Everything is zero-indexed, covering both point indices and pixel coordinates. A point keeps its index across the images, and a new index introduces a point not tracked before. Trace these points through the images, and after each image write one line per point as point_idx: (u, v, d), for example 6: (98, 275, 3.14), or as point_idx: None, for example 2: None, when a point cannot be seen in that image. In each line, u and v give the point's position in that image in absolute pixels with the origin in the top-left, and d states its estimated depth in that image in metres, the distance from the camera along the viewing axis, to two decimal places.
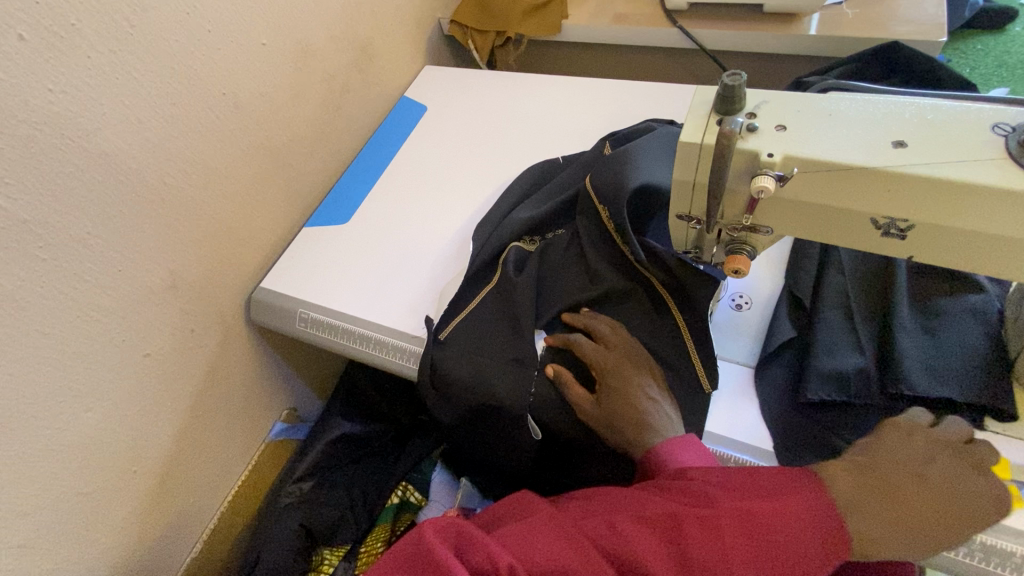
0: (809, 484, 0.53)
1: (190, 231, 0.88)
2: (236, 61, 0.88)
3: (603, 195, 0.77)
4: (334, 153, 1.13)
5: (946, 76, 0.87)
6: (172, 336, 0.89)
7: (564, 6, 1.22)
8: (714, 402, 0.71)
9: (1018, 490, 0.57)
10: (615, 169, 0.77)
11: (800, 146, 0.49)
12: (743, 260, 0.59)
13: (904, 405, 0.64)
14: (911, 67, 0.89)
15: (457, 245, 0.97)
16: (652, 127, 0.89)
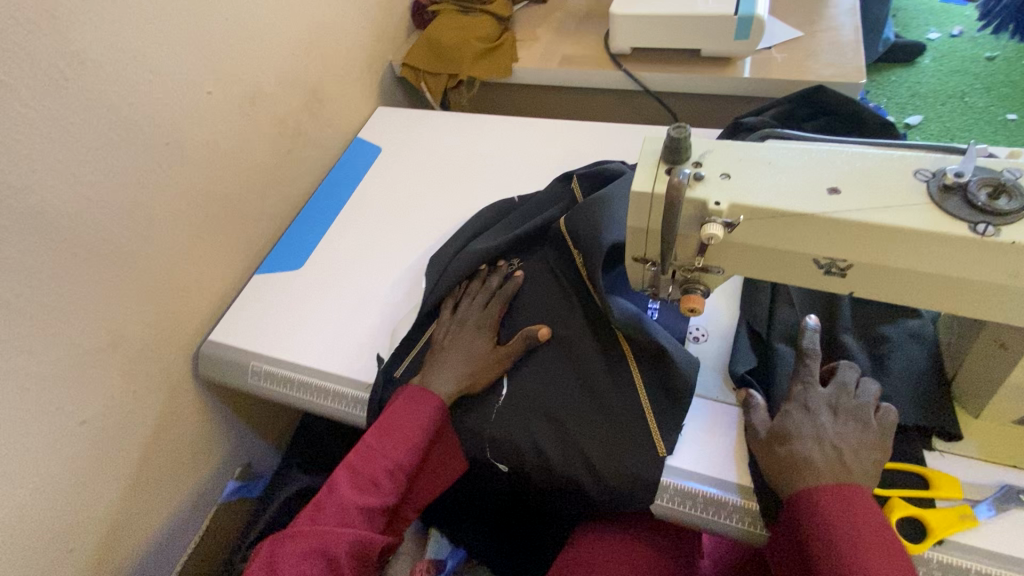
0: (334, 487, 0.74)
1: (131, 286, 0.83)
2: (182, 110, 0.86)
3: (578, 238, 0.79)
4: (286, 197, 1.10)
5: (868, 116, 0.94)
6: (112, 399, 0.83)
7: (514, 50, 1.25)
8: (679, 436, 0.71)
9: (967, 509, 0.60)
10: (586, 216, 0.78)
11: (744, 195, 0.52)
12: (698, 299, 0.61)
13: None
14: (835, 108, 0.96)
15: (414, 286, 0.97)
16: (624, 169, 0.91)
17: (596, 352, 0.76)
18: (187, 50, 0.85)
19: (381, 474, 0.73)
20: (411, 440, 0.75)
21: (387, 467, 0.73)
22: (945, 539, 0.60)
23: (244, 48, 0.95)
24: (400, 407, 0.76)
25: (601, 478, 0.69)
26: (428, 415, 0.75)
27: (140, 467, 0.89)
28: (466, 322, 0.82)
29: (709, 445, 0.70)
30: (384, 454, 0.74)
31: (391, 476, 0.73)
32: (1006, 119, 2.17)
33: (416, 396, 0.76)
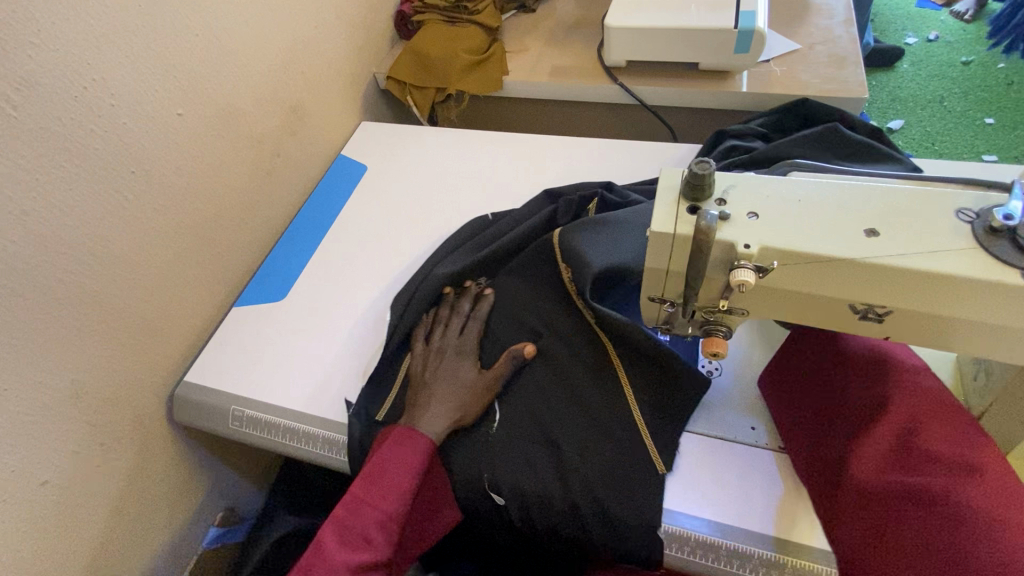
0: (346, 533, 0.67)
1: (95, 330, 0.76)
2: (149, 135, 0.79)
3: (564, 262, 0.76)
4: (266, 222, 1.03)
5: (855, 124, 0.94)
6: (77, 455, 0.76)
7: (504, 62, 1.20)
8: (683, 479, 0.67)
9: None
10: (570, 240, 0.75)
11: (774, 236, 0.48)
12: (720, 342, 0.57)
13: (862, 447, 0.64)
14: (820, 117, 0.96)
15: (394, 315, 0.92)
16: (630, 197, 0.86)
17: (588, 377, 0.72)
18: (153, 71, 0.78)
19: (371, 525, 0.67)
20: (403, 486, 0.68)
21: (378, 516, 0.67)
22: None
23: (216, 65, 0.88)
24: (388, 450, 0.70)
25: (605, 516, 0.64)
26: (417, 457, 0.69)
27: (110, 524, 0.82)
28: (441, 351, 0.77)
29: (730, 491, 0.66)
30: (374, 501, 0.67)
31: (382, 528, 0.67)
32: (985, 123, 2.20)
33: (407, 435, 0.70)
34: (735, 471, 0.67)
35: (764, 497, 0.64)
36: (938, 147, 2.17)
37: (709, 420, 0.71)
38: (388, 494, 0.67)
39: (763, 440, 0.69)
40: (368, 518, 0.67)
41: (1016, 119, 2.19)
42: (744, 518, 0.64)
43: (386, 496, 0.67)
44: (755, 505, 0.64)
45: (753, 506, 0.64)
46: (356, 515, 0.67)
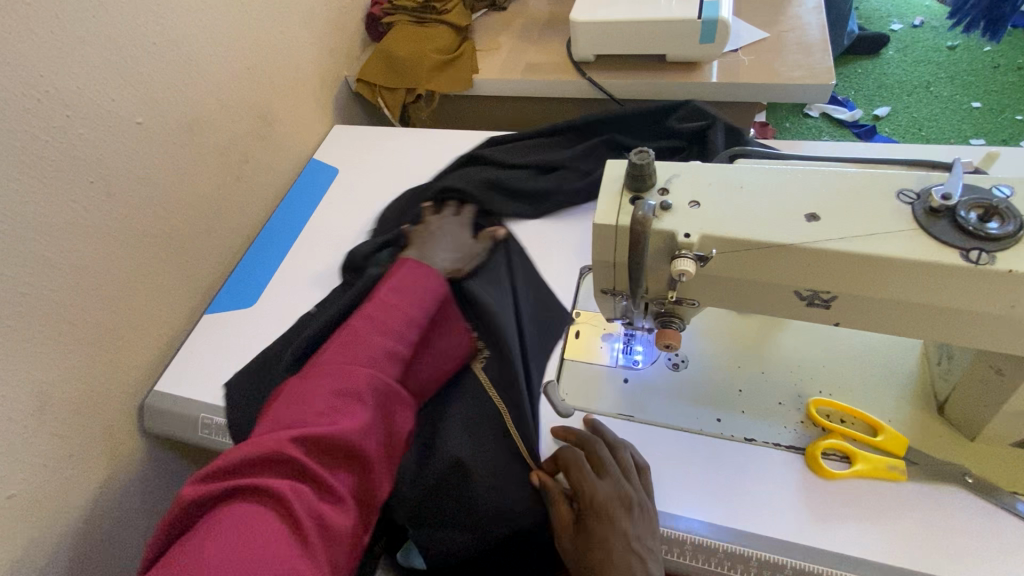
0: (336, 397, 0.54)
1: (59, 342, 0.75)
2: (109, 145, 0.79)
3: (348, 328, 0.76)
4: (235, 229, 1.03)
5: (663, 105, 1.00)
6: (44, 468, 0.75)
7: (474, 61, 1.20)
8: None
9: (893, 460, 0.62)
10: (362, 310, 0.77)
11: (715, 224, 0.47)
12: (674, 334, 0.56)
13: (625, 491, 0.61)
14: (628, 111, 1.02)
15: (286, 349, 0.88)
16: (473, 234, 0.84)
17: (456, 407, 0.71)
18: (110, 80, 0.78)
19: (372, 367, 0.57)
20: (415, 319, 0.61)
21: (371, 372, 0.57)
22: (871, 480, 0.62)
23: (179, 72, 0.88)
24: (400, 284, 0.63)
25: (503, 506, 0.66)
26: (427, 296, 0.63)
27: (81, 538, 0.81)
28: None
29: (692, 484, 0.65)
30: (355, 369, 0.56)
31: (344, 403, 0.54)
32: (972, 107, 2.19)
33: (419, 277, 0.63)
34: (683, 460, 0.67)
35: (711, 486, 0.64)
36: (925, 133, 2.15)
37: (603, 402, 0.73)
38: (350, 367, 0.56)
39: (730, 432, 0.68)
40: (325, 388, 0.54)
41: (1002, 103, 2.17)
42: (700, 507, 0.63)
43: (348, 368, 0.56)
44: (697, 493, 0.64)
45: (700, 495, 0.64)
46: (316, 378, 0.55)
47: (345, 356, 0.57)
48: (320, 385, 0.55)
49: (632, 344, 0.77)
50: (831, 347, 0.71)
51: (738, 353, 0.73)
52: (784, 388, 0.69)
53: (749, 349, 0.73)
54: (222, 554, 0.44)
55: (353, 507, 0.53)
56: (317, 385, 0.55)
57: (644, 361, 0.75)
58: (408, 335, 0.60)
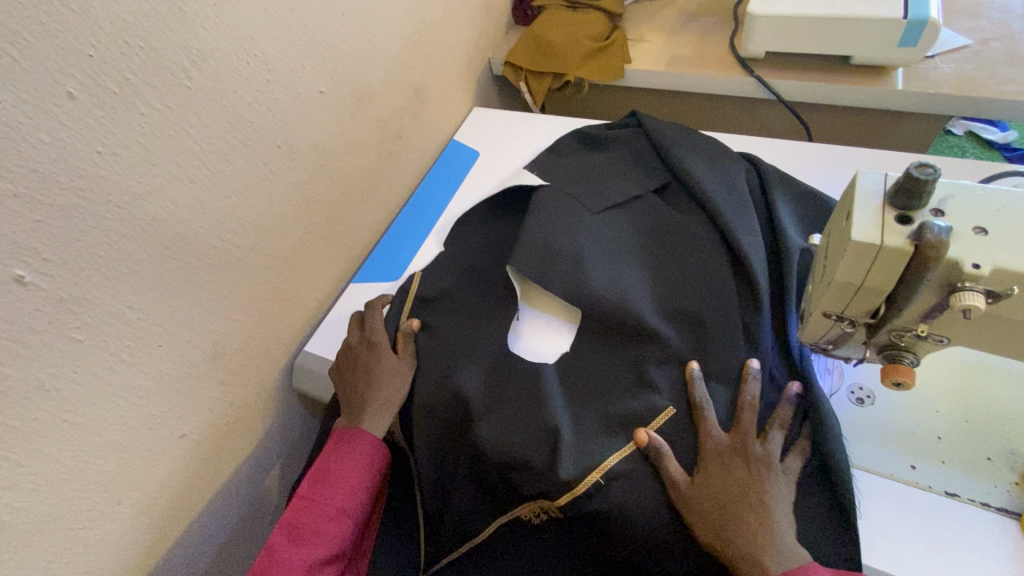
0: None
1: (239, 294, 0.79)
2: (295, 110, 0.80)
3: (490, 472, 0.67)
4: (382, 204, 1.05)
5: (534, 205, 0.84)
6: (209, 413, 0.80)
7: (627, 50, 1.15)
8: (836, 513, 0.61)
9: None
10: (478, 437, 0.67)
11: (1012, 256, 0.42)
12: (906, 371, 0.51)
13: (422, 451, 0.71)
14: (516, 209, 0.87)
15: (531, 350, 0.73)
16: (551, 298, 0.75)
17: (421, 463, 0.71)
18: (304, 47, 0.79)
19: (323, 523, 0.70)
20: (360, 484, 0.73)
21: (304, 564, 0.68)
22: None
23: (357, 42, 0.88)
24: (340, 454, 0.73)
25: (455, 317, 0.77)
26: (361, 460, 0.73)
27: (240, 468, 0.89)
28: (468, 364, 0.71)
29: (903, 534, 0.59)
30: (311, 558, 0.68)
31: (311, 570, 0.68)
32: None
33: (366, 461, 0.73)
34: (887, 509, 0.60)
35: (924, 546, 0.58)
36: None
37: None
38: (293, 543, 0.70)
39: (927, 482, 0.61)
40: (312, 548, 0.69)
41: None
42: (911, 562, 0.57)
43: (293, 544, 0.69)
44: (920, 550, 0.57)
45: (911, 548, 0.58)
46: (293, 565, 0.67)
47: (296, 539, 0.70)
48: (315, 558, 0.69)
49: None
50: None
51: (933, 397, 0.66)
52: (993, 441, 0.62)
53: (944, 391, 0.66)
54: (345, 471, 0.72)
55: (345, 522, 0.71)
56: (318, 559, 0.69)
57: (820, 390, 0.69)
58: (352, 509, 0.72)
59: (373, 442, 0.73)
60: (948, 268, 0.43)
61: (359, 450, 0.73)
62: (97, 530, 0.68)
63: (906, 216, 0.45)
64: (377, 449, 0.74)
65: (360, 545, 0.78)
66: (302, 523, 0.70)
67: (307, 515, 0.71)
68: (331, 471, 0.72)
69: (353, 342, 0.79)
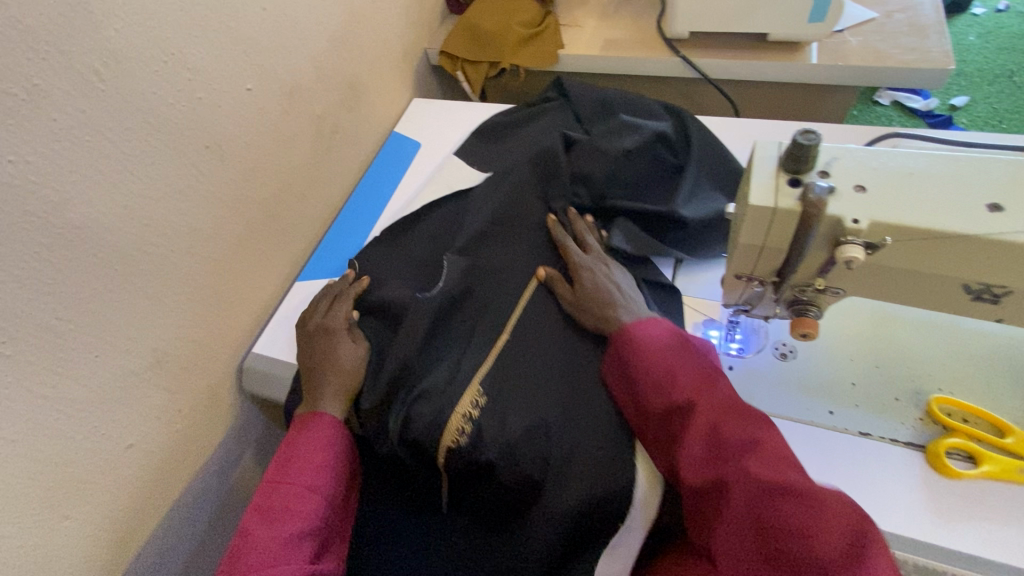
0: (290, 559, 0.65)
1: (177, 299, 0.78)
2: (223, 109, 0.79)
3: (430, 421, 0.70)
4: (324, 200, 1.04)
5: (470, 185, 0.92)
6: (157, 422, 0.79)
7: (559, 36, 1.17)
8: None
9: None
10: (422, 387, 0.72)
11: (887, 209, 0.46)
12: (811, 323, 0.55)
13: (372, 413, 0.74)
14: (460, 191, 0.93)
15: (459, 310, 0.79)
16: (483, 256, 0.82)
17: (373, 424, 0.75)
18: (226, 45, 0.78)
19: (291, 503, 0.69)
20: (326, 462, 0.73)
21: (277, 541, 0.66)
22: (997, 484, 0.61)
23: (283, 37, 0.87)
24: (303, 433, 0.75)
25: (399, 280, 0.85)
26: (325, 434, 0.74)
27: (199, 475, 0.87)
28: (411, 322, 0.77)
29: (823, 477, 0.64)
30: (283, 534, 0.67)
31: (286, 547, 0.66)
32: None
33: (329, 435, 0.74)
34: (808, 454, 0.65)
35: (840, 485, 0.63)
36: None
37: None
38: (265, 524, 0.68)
39: (844, 425, 0.67)
40: (283, 527, 0.68)
41: None
42: None
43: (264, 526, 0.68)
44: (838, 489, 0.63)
45: (829, 488, 0.63)
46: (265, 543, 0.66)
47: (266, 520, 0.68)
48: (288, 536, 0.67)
49: (734, 330, 0.75)
50: (950, 345, 0.69)
51: (847, 347, 0.71)
52: (899, 383, 0.68)
53: (858, 342, 0.71)
54: (310, 448, 0.73)
55: (316, 499, 0.71)
56: (292, 536, 0.67)
57: (748, 349, 0.74)
58: (322, 486, 0.72)
59: (331, 420, 0.75)
60: (832, 222, 0.47)
61: (321, 430, 0.74)
62: (45, 549, 0.66)
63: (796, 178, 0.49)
64: (339, 425, 0.76)
65: (338, 540, 0.75)
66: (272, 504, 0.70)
67: (273, 497, 0.70)
68: (297, 449, 0.73)
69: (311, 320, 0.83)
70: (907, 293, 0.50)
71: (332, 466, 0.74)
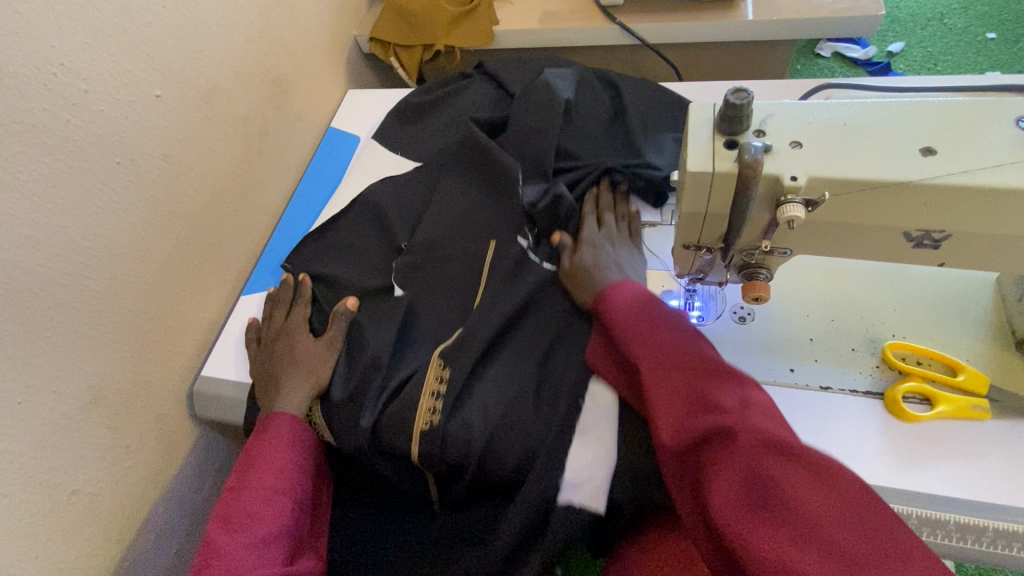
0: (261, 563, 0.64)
1: (107, 330, 0.73)
2: (132, 120, 0.73)
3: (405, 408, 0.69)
4: (261, 207, 0.99)
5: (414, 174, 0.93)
6: (103, 462, 0.74)
7: (493, 11, 1.13)
8: None
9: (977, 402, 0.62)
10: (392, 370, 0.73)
11: (822, 163, 0.44)
12: (762, 285, 0.54)
13: (343, 404, 0.73)
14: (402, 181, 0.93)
15: (427, 289, 0.78)
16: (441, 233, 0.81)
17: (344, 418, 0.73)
18: (125, 51, 0.71)
19: (256, 507, 0.68)
20: (288, 462, 0.71)
21: (245, 548, 0.65)
22: (952, 423, 0.62)
23: (192, 37, 0.81)
24: (261, 435, 0.72)
25: (355, 270, 0.85)
26: (284, 433, 0.72)
27: (159, 510, 0.83)
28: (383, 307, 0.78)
29: None
30: (250, 540, 0.65)
31: (256, 551, 0.65)
32: (987, 38, 1.89)
33: (290, 434, 0.73)
34: None
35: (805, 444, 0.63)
36: None
37: None
38: (230, 531, 0.66)
39: (805, 381, 0.67)
40: (251, 532, 0.66)
41: None
42: None
43: (230, 532, 0.66)
44: None
45: None
46: (232, 551, 0.64)
47: (232, 528, 0.67)
48: (257, 540, 0.66)
49: (691, 298, 0.75)
50: (900, 292, 0.70)
51: (803, 303, 0.72)
52: (855, 334, 0.68)
53: (814, 297, 0.72)
54: (269, 450, 0.71)
55: (283, 500, 0.69)
56: (261, 539, 0.66)
57: (708, 316, 0.73)
58: (288, 487, 0.70)
59: (289, 418, 0.73)
60: (771, 182, 0.45)
61: (280, 429, 0.73)
62: None
63: (732, 141, 0.47)
64: (298, 423, 0.74)
65: (312, 537, 0.75)
66: (236, 510, 0.68)
67: (236, 505, 0.68)
68: (255, 453, 0.71)
69: (271, 324, 0.82)
70: (850, 246, 0.49)
71: (296, 465, 0.72)
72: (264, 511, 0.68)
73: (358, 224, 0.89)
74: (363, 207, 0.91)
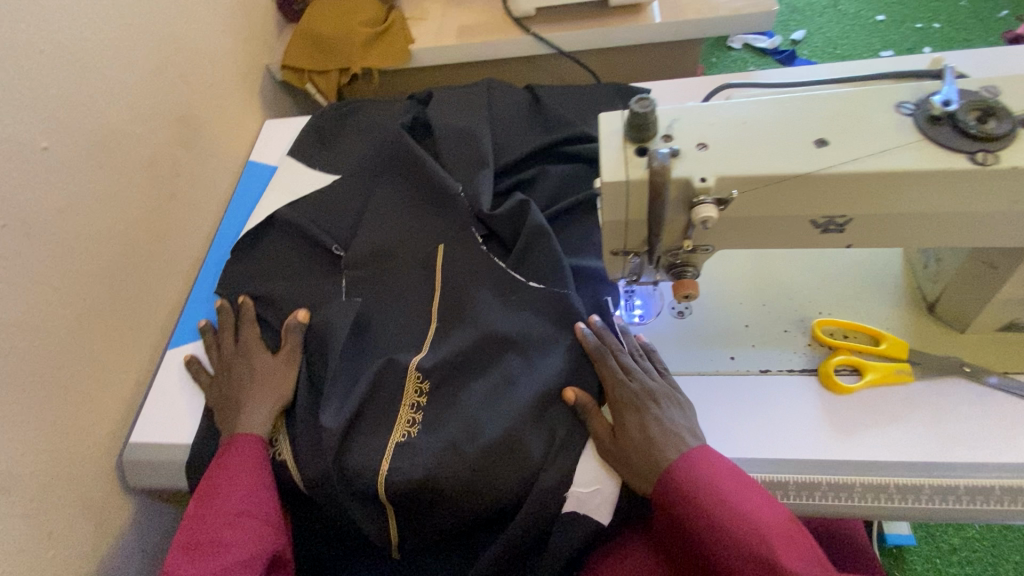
0: None
1: (11, 409, 0.66)
2: (17, 177, 0.67)
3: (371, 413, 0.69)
4: (181, 253, 0.93)
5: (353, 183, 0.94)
6: (22, 554, 0.67)
7: (407, 29, 1.11)
8: None
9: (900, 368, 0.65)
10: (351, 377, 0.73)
11: (728, 163, 0.46)
12: (691, 283, 0.55)
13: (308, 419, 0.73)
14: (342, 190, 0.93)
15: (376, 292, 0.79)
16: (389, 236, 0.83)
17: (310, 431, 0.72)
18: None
19: (222, 532, 0.66)
20: (253, 483, 0.69)
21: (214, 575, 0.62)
22: (881, 390, 0.66)
23: (79, 81, 0.75)
24: (221, 461, 0.70)
25: (294, 285, 0.84)
26: (246, 456, 0.70)
27: None
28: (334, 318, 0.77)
29: (733, 424, 0.66)
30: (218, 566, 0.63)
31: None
32: (877, 21, 2.04)
33: (253, 457, 0.70)
34: (718, 404, 0.67)
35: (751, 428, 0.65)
36: None
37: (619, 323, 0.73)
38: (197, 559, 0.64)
39: (745, 366, 0.69)
40: (218, 558, 0.64)
41: None
42: (742, 444, 0.64)
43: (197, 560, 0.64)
44: (747, 434, 0.65)
45: (741, 433, 0.65)
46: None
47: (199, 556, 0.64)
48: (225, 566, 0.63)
49: (632, 299, 0.76)
50: (821, 270, 0.74)
51: (735, 291, 0.74)
52: (785, 316, 0.71)
53: (745, 284, 0.74)
54: (232, 474, 0.69)
55: (252, 522, 0.67)
56: (230, 564, 0.63)
57: (649, 315, 0.75)
58: (254, 508, 0.68)
59: (251, 441, 0.71)
60: (682, 183, 0.46)
61: (242, 453, 0.71)
62: None
63: (642, 145, 0.48)
64: (261, 444, 0.72)
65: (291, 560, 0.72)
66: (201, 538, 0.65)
67: (201, 531, 0.65)
68: (216, 480, 0.69)
69: (222, 349, 0.82)
70: (765, 238, 0.51)
71: (262, 486, 0.70)
72: (232, 535, 0.66)
73: (302, 236, 0.89)
74: (303, 220, 0.90)
